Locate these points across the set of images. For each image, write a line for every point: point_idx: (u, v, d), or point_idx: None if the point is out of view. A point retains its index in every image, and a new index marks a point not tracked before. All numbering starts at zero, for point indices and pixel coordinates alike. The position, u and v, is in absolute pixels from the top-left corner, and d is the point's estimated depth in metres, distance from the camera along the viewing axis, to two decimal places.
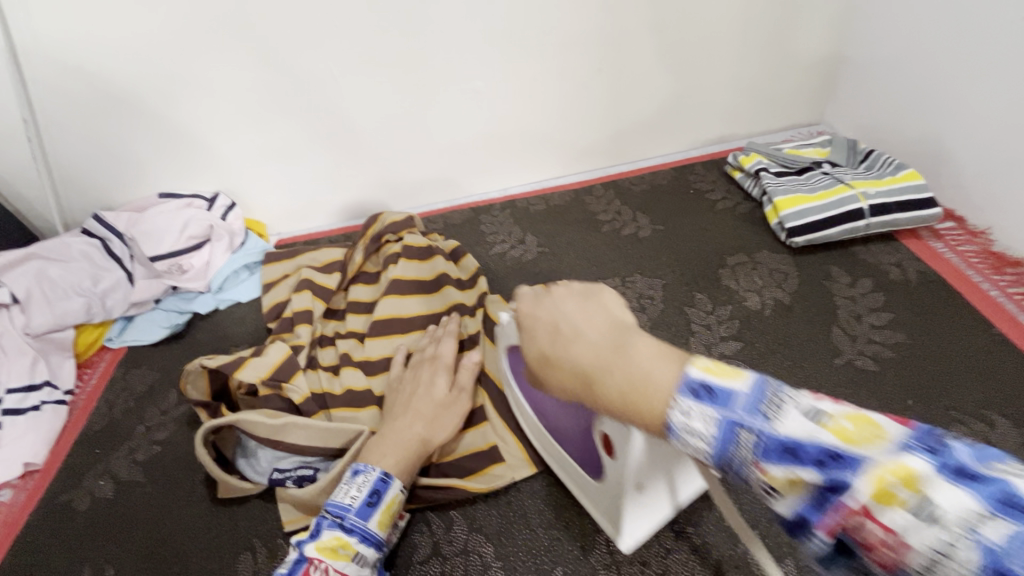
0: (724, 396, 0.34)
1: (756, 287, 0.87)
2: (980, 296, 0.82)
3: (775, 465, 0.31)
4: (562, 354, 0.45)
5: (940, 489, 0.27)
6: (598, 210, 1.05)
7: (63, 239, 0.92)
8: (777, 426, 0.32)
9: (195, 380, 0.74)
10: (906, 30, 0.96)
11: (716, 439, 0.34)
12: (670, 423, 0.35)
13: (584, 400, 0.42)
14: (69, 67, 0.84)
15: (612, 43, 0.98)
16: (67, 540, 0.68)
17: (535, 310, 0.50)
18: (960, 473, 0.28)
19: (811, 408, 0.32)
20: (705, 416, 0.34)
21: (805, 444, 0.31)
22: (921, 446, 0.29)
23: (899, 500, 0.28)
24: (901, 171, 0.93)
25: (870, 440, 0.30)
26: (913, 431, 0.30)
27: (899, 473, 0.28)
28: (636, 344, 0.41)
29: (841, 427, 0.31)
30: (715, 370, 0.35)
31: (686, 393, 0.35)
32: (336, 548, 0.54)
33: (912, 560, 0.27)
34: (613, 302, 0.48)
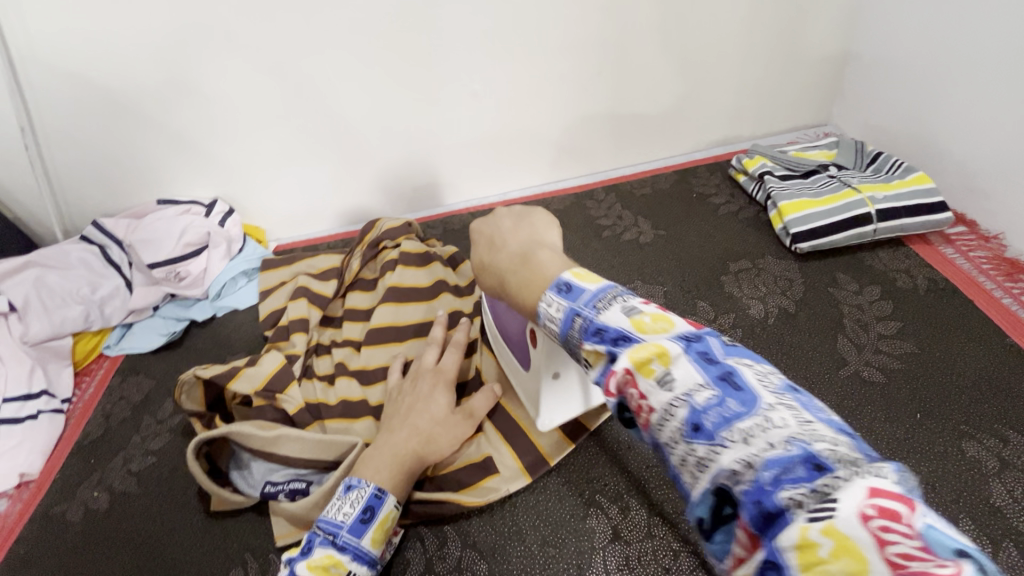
0: (576, 292, 0.39)
1: (759, 294, 0.85)
2: (993, 304, 0.80)
3: (589, 343, 0.36)
4: (488, 259, 0.52)
5: (681, 365, 0.31)
6: (599, 214, 1.04)
7: (62, 246, 0.92)
8: (600, 314, 0.36)
9: (190, 390, 0.74)
10: (916, 29, 0.93)
11: (561, 322, 0.39)
12: (539, 313, 0.41)
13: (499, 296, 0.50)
14: (66, 74, 0.84)
15: (614, 45, 0.96)
16: (60, 552, 0.67)
17: (483, 224, 0.57)
18: (703, 357, 0.31)
19: (632, 305, 0.36)
20: (559, 306, 0.39)
21: (611, 327, 0.35)
22: (684, 336, 0.33)
23: (652, 372, 0.31)
24: (910, 175, 0.91)
25: (658, 329, 0.34)
26: (696, 331, 0.34)
27: (657, 352, 0.32)
28: (542, 255, 0.47)
29: (640, 318, 0.35)
30: (582, 276, 0.40)
31: (553, 290, 0.40)
32: (327, 567, 0.53)
33: (653, 419, 0.31)
34: (545, 225, 0.55)
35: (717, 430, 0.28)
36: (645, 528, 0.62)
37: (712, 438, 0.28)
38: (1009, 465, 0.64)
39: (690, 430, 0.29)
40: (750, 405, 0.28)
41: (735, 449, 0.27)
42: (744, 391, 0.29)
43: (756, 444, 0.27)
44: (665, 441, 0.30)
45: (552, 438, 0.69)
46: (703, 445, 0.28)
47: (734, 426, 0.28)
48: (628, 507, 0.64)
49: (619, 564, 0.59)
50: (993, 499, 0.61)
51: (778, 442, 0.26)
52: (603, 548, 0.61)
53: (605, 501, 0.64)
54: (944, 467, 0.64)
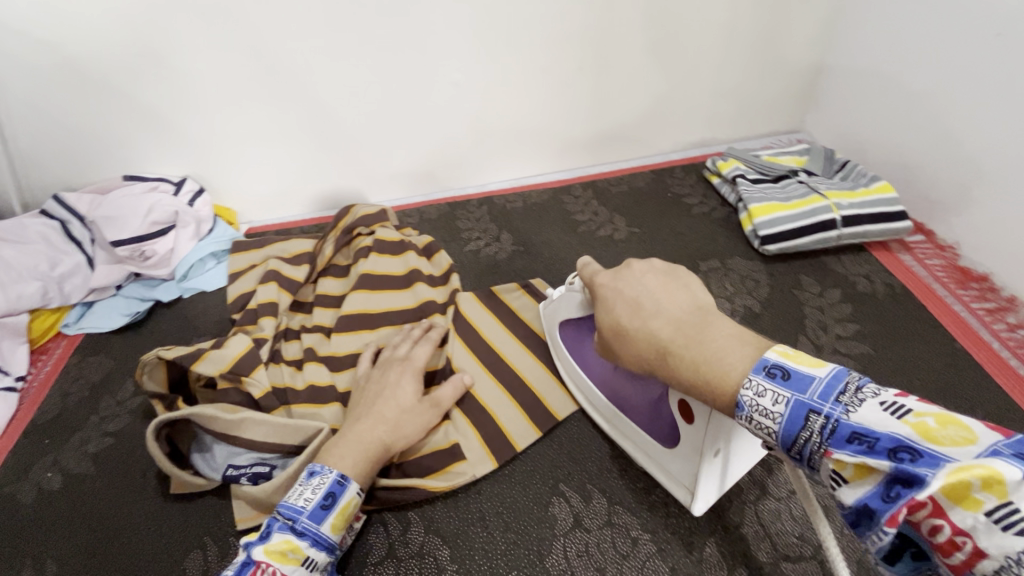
0: (800, 383, 0.43)
1: (727, 293, 0.87)
2: (944, 309, 0.84)
3: (844, 452, 0.39)
4: (635, 323, 0.56)
5: (1023, 496, 0.33)
6: (576, 209, 1.05)
7: (19, 219, 0.89)
8: (851, 416, 0.40)
9: (152, 371, 0.72)
10: (887, 41, 0.97)
11: (786, 419, 0.43)
12: (739, 400, 0.46)
13: (657, 368, 0.54)
14: (29, 40, 0.80)
15: (598, 42, 0.97)
16: (8, 533, 0.65)
17: (614, 285, 0.61)
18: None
19: (896, 407, 0.39)
20: (779, 397, 0.43)
21: (880, 437, 0.38)
22: (1008, 451, 0.34)
23: (979, 503, 0.33)
24: (874, 183, 0.94)
25: (953, 442, 0.36)
26: (1008, 440, 0.35)
27: (978, 475, 0.34)
28: (705, 334, 0.51)
29: (922, 424, 0.38)
30: (794, 362, 0.45)
31: (760, 373, 0.45)
32: (285, 552, 0.52)
33: (982, 559, 0.34)
34: (690, 290, 0.57)
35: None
36: (606, 517, 0.63)
37: None
38: None
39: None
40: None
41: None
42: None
43: None
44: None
45: (521, 427, 0.70)
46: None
47: None
48: (591, 496, 0.65)
49: (579, 551, 0.61)
50: None
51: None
52: (565, 536, 0.62)
53: (568, 490, 0.65)
54: None
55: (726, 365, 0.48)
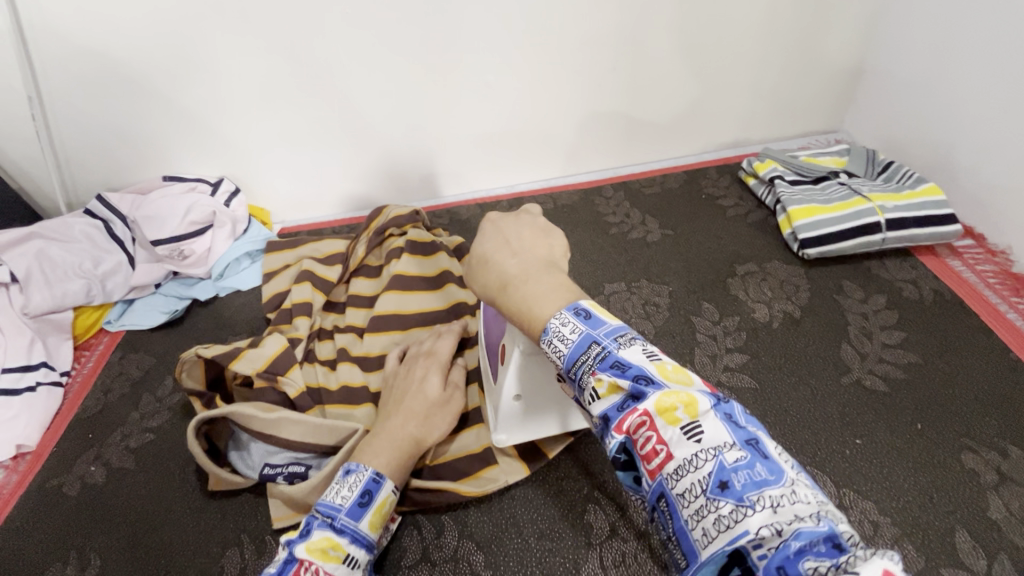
0: (596, 320, 0.40)
1: (765, 298, 0.84)
2: (997, 318, 0.80)
3: (605, 375, 0.38)
4: (495, 259, 0.49)
5: (710, 423, 0.34)
6: (607, 211, 1.03)
7: (65, 218, 0.91)
8: (621, 350, 0.39)
9: (191, 368, 0.74)
10: (933, 39, 0.93)
11: (574, 344, 0.40)
12: (546, 327, 0.42)
13: (495, 299, 0.48)
14: (74, 45, 0.82)
15: (632, 42, 0.96)
16: (55, 523, 0.67)
17: (499, 219, 0.53)
18: (729, 418, 0.35)
19: (651, 350, 0.39)
20: (575, 328, 0.40)
21: (634, 366, 0.37)
22: (712, 394, 0.37)
23: (677, 421, 0.35)
24: (921, 185, 0.91)
25: (680, 381, 0.37)
26: (710, 390, 0.37)
27: (686, 404, 0.35)
28: (543, 281, 0.45)
29: (663, 365, 0.38)
30: (601, 307, 0.42)
31: (570, 311, 0.42)
32: (327, 549, 0.52)
33: (669, 467, 0.34)
34: (558, 238, 0.51)
35: (745, 492, 0.31)
36: (643, 527, 0.62)
37: (738, 498, 0.31)
38: (1008, 479, 0.63)
39: (713, 488, 0.32)
40: (776, 474, 0.32)
41: (760, 512, 0.30)
42: (769, 459, 0.33)
43: (783, 514, 0.30)
44: (679, 488, 0.33)
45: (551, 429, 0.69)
46: (730, 504, 0.31)
47: (762, 491, 0.31)
48: (627, 505, 0.64)
49: (616, 562, 0.60)
50: (989, 513, 0.61)
51: (805, 515, 0.30)
52: (600, 545, 0.61)
53: (603, 498, 0.64)
54: (943, 480, 0.64)
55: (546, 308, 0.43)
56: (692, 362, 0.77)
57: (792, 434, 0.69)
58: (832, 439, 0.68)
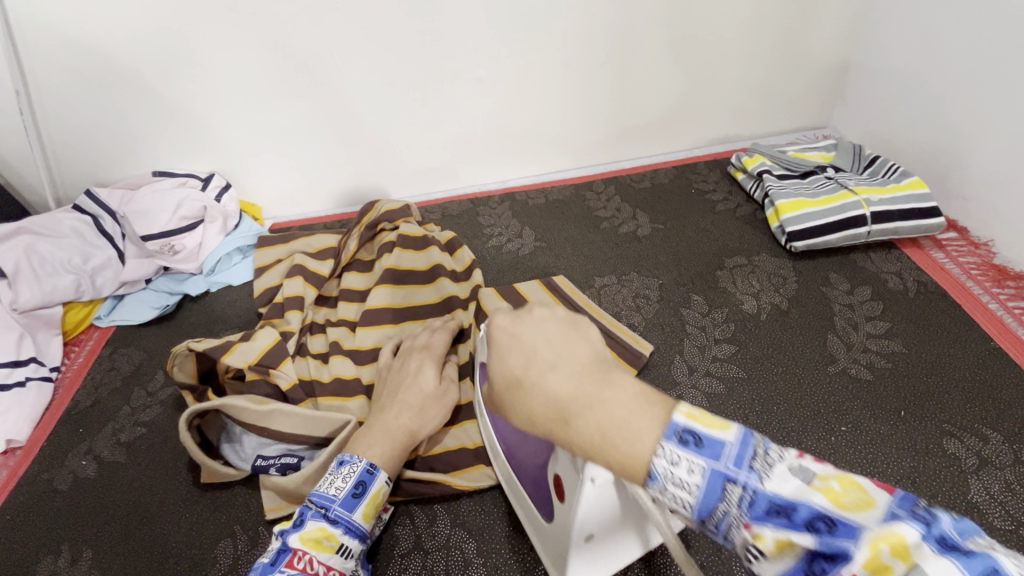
0: (713, 447, 0.33)
1: (753, 290, 0.86)
2: (979, 308, 0.82)
3: (765, 526, 0.30)
4: (536, 380, 0.41)
5: (933, 562, 0.26)
6: (598, 205, 1.04)
7: (54, 213, 0.91)
8: (766, 483, 0.31)
9: (182, 362, 0.73)
10: (918, 35, 0.94)
11: (702, 492, 0.32)
12: (652, 471, 0.34)
13: (558, 437, 0.39)
14: (63, 39, 0.82)
15: (622, 37, 0.96)
16: (46, 517, 0.67)
17: (513, 326, 0.46)
18: (946, 545, 0.27)
19: (799, 470, 0.32)
20: (693, 466, 0.33)
21: (796, 505, 0.30)
22: (907, 511, 0.28)
23: (891, 570, 0.26)
24: (906, 179, 0.92)
25: (859, 505, 0.29)
26: (897, 499, 0.29)
27: (892, 543, 0.27)
28: (613, 399, 0.37)
29: (831, 490, 0.30)
30: (703, 418, 0.34)
31: (672, 439, 0.34)
32: (320, 540, 0.52)
33: None
34: (589, 333, 0.45)
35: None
36: None
37: None
38: (988, 463, 0.65)
39: None
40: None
41: None
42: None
43: None
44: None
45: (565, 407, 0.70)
46: None
47: None
48: None
49: None
50: (970, 495, 0.62)
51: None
52: None
53: None
54: (925, 464, 0.65)
55: (641, 443, 0.34)
56: (681, 353, 0.78)
57: (779, 422, 0.70)
58: (817, 426, 0.69)
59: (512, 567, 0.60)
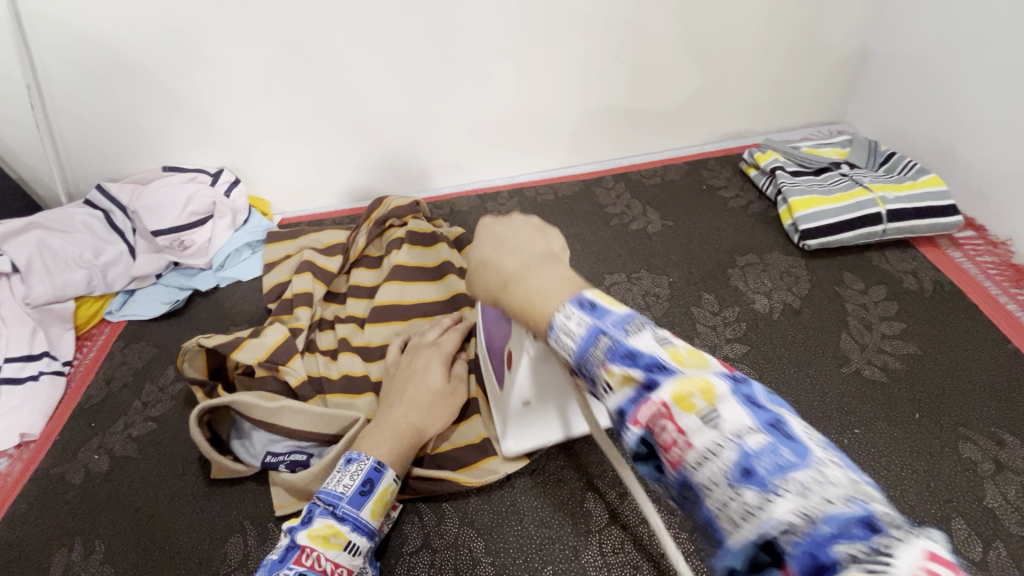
0: (602, 310, 0.35)
1: (766, 289, 0.85)
2: (996, 308, 0.80)
3: (616, 364, 0.32)
4: (492, 258, 0.47)
5: (729, 406, 0.28)
6: (608, 202, 1.03)
7: (66, 208, 0.91)
8: (630, 337, 0.33)
9: (193, 358, 0.74)
10: (937, 28, 0.92)
11: (581, 340, 0.35)
12: (552, 323, 0.37)
13: (499, 300, 0.44)
14: (73, 34, 0.82)
15: (635, 31, 0.95)
16: (58, 511, 0.68)
17: (494, 224, 0.51)
18: (751, 400, 0.29)
19: (663, 335, 0.33)
20: (581, 320, 0.35)
21: (645, 353, 0.32)
22: (730, 375, 0.31)
23: (694, 407, 0.29)
24: (923, 176, 0.90)
25: (696, 365, 0.31)
26: (730, 372, 0.32)
27: (701, 387, 0.29)
28: (547, 274, 0.41)
29: (677, 350, 0.32)
30: (607, 296, 0.37)
31: (574, 304, 0.36)
32: (328, 536, 0.52)
33: (688, 458, 0.28)
34: (555, 237, 0.48)
35: (770, 478, 0.25)
36: (643, 513, 0.62)
37: (762, 486, 0.25)
38: (1005, 468, 0.64)
39: (736, 475, 0.26)
40: (805, 456, 0.26)
41: (787, 500, 0.25)
42: (796, 440, 0.27)
43: (812, 498, 0.24)
44: (701, 482, 0.27)
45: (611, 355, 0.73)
46: (754, 492, 0.26)
47: (788, 476, 0.25)
48: (626, 493, 0.64)
49: (615, 548, 0.60)
50: (987, 501, 0.61)
51: (837, 499, 0.24)
52: (600, 532, 0.61)
53: (602, 487, 0.65)
54: (941, 468, 0.64)
55: (549, 300, 0.38)
56: (692, 352, 0.77)
57: None
58: (831, 429, 0.68)
59: (520, 567, 0.60)
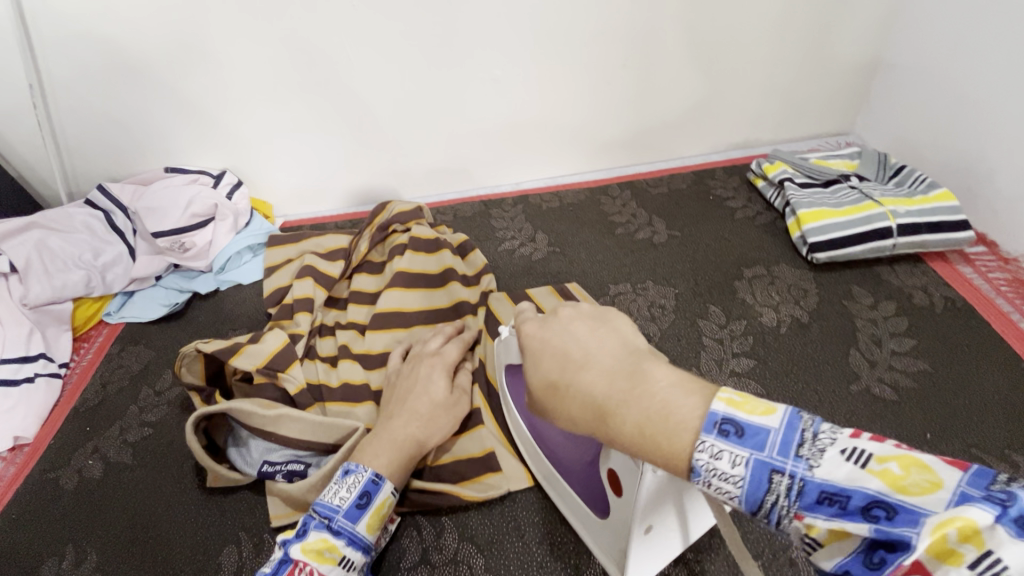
0: (757, 437, 0.32)
1: (773, 302, 0.83)
2: (1007, 325, 0.79)
3: (816, 516, 0.30)
4: (565, 381, 0.41)
5: (1000, 545, 0.25)
6: (613, 211, 1.02)
7: (66, 208, 0.90)
8: (815, 473, 0.31)
9: (190, 363, 0.73)
10: (948, 41, 0.91)
11: (747, 482, 0.32)
12: (693, 466, 0.33)
13: (598, 434, 0.39)
14: (77, 33, 0.81)
15: (644, 38, 0.94)
16: (50, 517, 0.67)
17: (542, 333, 0.46)
18: (1021, 526, 0.26)
19: (854, 451, 0.30)
20: (737, 457, 0.32)
21: (849, 493, 0.29)
22: (975, 492, 0.27)
23: (959, 559, 0.26)
24: (933, 190, 0.89)
25: (921, 488, 0.28)
26: (965, 474, 0.28)
27: (954, 527, 0.26)
28: (645, 385, 0.37)
29: (888, 472, 0.29)
30: (741, 403, 0.33)
31: (712, 432, 0.33)
32: (322, 551, 0.51)
33: None
34: (624, 327, 0.43)
35: None
36: None
37: None
38: None
39: None
40: None
41: None
42: None
43: None
44: None
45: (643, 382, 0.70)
46: None
47: None
48: None
49: None
50: None
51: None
52: None
53: None
54: None
55: (676, 418, 0.34)
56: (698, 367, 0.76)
57: None
58: None
59: None
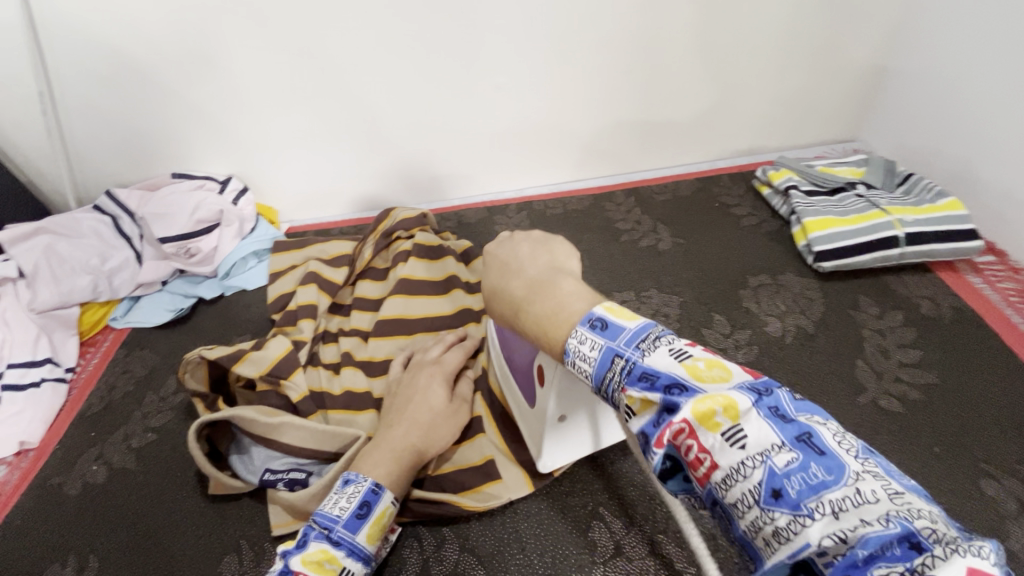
0: (614, 330, 0.36)
1: (778, 312, 0.83)
2: (1017, 337, 0.78)
3: (634, 389, 0.34)
4: (499, 286, 0.46)
5: (751, 423, 0.30)
6: (618, 218, 1.02)
7: (74, 213, 0.91)
8: (646, 358, 0.34)
9: (194, 370, 0.73)
10: (957, 48, 0.90)
11: (596, 363, 0.36)
12: (566, 349, 0.37)
13: (513, 325, 0.44)
14: (86, 41, 0.82)
15: (650, 44, 0.94)
16: (55, 522, 0.67)
17: (494, 248, 0.49)
18: (775, 414, 0.31)
19: (679, 349, 0.35)
20: (594, 343, 0.36)
21: (662, 374, 0.33)
22: (750, 387, 0.32)
23: (717, 427, 0.31)
24: (942, 199, 0.88)
25: (716, 379, 0.33)
26: (755, 380, 0.33)
27: (723, 404, 0.31)
28: (558, 290, 0.41)
29: (695, 364, 0.33)
30: (616, 311, 0.37)
31: (585, 325, 0.37)
32: (322, 562, 0.50)
33: (716, 476, 0.31)
34: (567, 247, 0.47)
35: (803, 499, 0.28)
36: (649, 546, 0.60)
37: (795, 508, 0.28)
38: None
39: (766, 497, 0.29)
40: (836, 473, 0.28)
41: (820, 520, 0.27)
42: (827, 455, 0.29)
43: (847, 520, 0.27)
44: (731, 497, 0.30)
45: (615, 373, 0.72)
46: (785, 514, 0.28)
47: (821, 497, 0.28)
48: (633, 523, 0.62)
49: None
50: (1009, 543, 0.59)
51: (872, 519, 0.26)
52: (604, 563, 0.60)
53: (608, 515, 0.63)
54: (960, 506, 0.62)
55: (565, 313, 0.39)
56: None
57: None
58: None
59: None
